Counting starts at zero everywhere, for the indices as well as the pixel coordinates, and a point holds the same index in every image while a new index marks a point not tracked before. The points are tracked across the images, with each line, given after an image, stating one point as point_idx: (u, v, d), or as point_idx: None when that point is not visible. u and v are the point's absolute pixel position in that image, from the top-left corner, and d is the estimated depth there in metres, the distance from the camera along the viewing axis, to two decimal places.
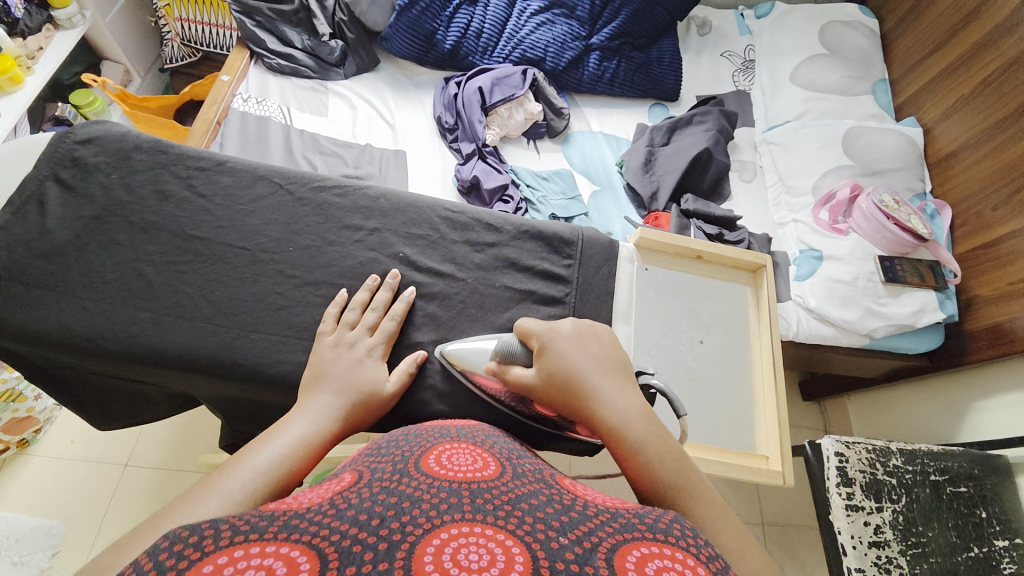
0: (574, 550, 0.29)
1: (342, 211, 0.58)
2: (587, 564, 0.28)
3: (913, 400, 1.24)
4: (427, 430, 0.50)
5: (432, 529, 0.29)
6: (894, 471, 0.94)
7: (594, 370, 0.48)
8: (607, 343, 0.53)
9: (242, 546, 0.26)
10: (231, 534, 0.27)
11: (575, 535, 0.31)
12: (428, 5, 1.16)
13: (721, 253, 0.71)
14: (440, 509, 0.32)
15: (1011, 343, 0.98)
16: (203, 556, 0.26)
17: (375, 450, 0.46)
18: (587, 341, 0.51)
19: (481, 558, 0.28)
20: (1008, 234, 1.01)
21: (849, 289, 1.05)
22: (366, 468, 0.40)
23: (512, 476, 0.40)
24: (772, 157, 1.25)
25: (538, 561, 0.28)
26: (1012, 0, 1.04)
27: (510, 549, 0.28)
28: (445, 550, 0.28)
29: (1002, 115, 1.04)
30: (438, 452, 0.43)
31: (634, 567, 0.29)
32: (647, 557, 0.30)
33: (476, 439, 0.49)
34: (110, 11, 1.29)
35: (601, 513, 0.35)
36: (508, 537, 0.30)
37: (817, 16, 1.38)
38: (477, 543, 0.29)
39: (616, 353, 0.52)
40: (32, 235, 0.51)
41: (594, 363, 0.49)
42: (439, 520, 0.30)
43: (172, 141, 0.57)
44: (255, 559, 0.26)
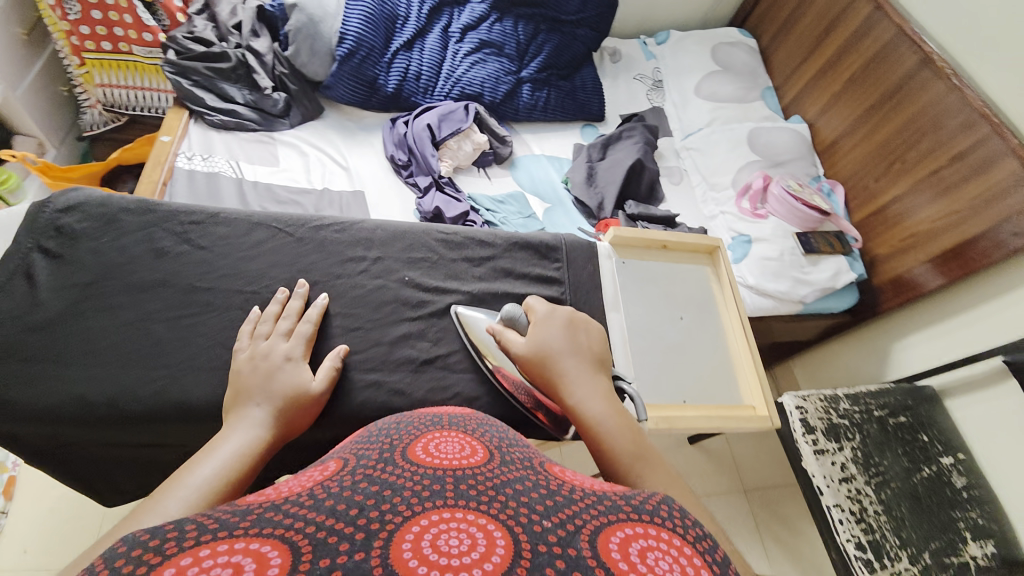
0: (557, 533, 0.29)
1: (342, 245, 0.66)
2: (570, 546, 0.28)
3: (845, 354, 1.42)
4: (419, 417, 0.53)
5: (413, 517, 0.29)
6: (845, 414, 1.07)
7: (571, 353, 0.54)
8: (594, 335, 0.58)
9: (209, 545, 0.25)
10: (196, 535, 0.26)
11: (560, 517, 0.31)
12: (368, 53, 1.22)
13: (682, 241, 0.84)
14: (422, 496, 0.32)
15: (914, 290, 1.17)
16: (164, 559, 0.24)
17: (366, 437, 0.48)
18: (575, 328, 0.57)
19: (461, 545, 0.28)
20: (891, 200, 1.22)
21: (778, 263, 1.20)
22: (353, 456, 0.40)
23: (501, 461, 0.40)
24: (693, 161, 1.42)
25: (520, 546, 0.28)
26: (862, 11, 1.28)
27: (493, 538, 0.28)
28: (424, 538, 0.28)
29: (869, 103, 1.27)
30: (428, 441, 0.43)
31: (619, 550, 0.28)
32: (632, 538, 0.30)
33: (466, 427, 0.50)
34: (22, 84, 1.22)
35: (587, 495, 0.35)
36: (492, 524, 0.30)
37: (707, 39, 1.60)
38: (458, 529, 0.29)
39: (600, 343, 0.57)
40: (21, 308, 0.55)
41: (572, 347, 0.55)
42: (420, 507, 0.30)
43: (159, 201, 0.62)
44: (223, 555, 0.24)
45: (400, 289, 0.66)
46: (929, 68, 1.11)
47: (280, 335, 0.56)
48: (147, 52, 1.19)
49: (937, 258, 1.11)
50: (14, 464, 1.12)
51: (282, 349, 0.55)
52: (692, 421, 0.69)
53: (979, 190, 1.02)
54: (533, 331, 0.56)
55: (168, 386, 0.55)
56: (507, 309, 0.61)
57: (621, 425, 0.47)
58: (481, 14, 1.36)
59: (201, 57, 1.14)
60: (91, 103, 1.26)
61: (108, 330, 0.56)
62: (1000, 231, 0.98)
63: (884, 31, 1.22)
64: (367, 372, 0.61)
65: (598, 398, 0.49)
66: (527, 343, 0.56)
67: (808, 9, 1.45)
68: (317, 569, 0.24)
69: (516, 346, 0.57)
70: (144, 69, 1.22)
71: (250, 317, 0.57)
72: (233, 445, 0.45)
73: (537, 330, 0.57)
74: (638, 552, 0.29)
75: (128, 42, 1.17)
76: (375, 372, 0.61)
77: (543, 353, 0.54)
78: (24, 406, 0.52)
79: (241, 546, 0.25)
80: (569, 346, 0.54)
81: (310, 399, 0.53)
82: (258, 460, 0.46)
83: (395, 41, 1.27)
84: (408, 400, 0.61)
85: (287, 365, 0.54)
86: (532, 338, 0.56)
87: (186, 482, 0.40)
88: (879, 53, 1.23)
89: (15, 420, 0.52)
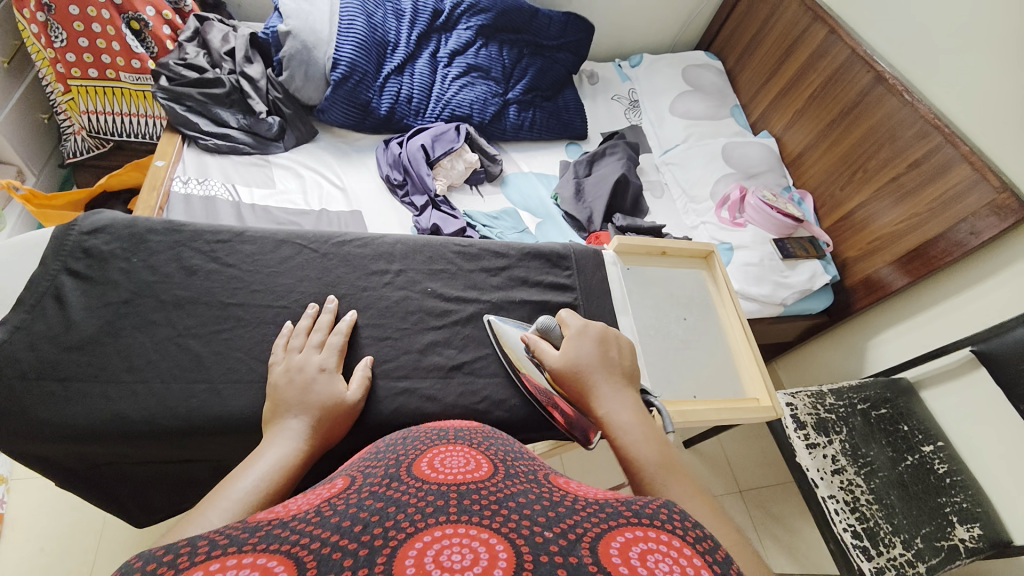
0: (558, 543, 0.28)
1: (366, 260, 0.71)
2: (571, 554, 0.27)
3: (824, 352, 1.50)
4: (424, 432, 0.51)
5: (415, 533, 0.28)
6: (831, 408, 1.14)
7: (604, 366, 0.57)
8: (625, 351, 0.61)
9: (219, 560, 0.25)
10: (208, 549, 0.26)
11: (561, 527, 0.30)
12: (361, 78, 1.26)
13: (680, 247, 0.91)
14: (425, 512, 0.31)
15: (883, 289, 1.25)
16: (180, 571, 0.24)
17: (372, 454, 0.45)
18: (609, 344, 0.60)
19: (464, 558, 0.26)
20: (856, 207, 1.31)
21: (759, 268, 1.27)
22: (360, 474, 0.39)
23: (506, 475, 0.38)
24: (673, 175, 1.48)
25: (521, 557, 0.27)
26: (818, 36, 1.40)
27: (494, 548, 0.27)
28: (427, 553, 0.27)
29: (829, 119, 1.38)
30: (433, 456, 0.41)
31: (620, 556, 0.27)
32: (631, 543, 0.29)
33: (472, 440, 0.48)
34: (4, 113, 1.20)
35: (589, 504, 0.33)
36: (493, 536, 0.28)
37: (678, 61, 1.71)
38: (460, 543, 0.28)
39: (631, 360, 0.60)
40: (56, 330, 0.57)
41: (603, 360, 0.58)
42: (423, 523, 0.29)
43: (185, 222, 0.65)
44: (232, 570, 0.24)
45: (424, 300, 0.71)
46: (882, 85, 1.23)
47: (314, 347, 0.60)
48: (135, 79, 1.18)
49: (900, 259, 1.21)
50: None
51: (316, 361, 0.58)
52: (705, 414, 0.75)
53: (936, 194, 1.12)
54: (566, 345, 0.59)
55: (207, 399, 0.58)
56: (542, 320, 0.65)
57: (650, 438, 0.49)
58: (467, 39, 1.41)
59: (193, 83, 1.14)
60: (75, 130, 1.24)
61: (143, 348, 0.59)
62: (958, 231, 1.08)
63: (839, 52, 1.34)
64: (399, 379, 0.65)
65: (628, 408, 0.53)
66: (560, 357, 0.58)
67: (770, 32, 1.57)
68: None
69: (549, 358, 0.59)
70: (132, 96, 1.21)
71: (284, 331, 0.61)
72: (273, 456, 0.47)
73: (569, 342, 0.60)
74: (638, 555, 0.28)
75: (115, 69, 1.16)
76: (406, 379, 0.65)
77: (575, 366, 0.57)
78: (69, 424, 0.54)
79: (249, 560, 0.25)
80: (600, 360, 0.58)
81: (345, 409, 0.56)
82: (296, 471, 0.48)
83: (386, 65, 1.31)
84: (440, 405, 0.65)
85: (321, 376, 0.57)
86: (565, 351, 0.59)
87: (228, 494, 0.42)
88: (836, 73, 1.35)
89: (56, 439, 0.54)
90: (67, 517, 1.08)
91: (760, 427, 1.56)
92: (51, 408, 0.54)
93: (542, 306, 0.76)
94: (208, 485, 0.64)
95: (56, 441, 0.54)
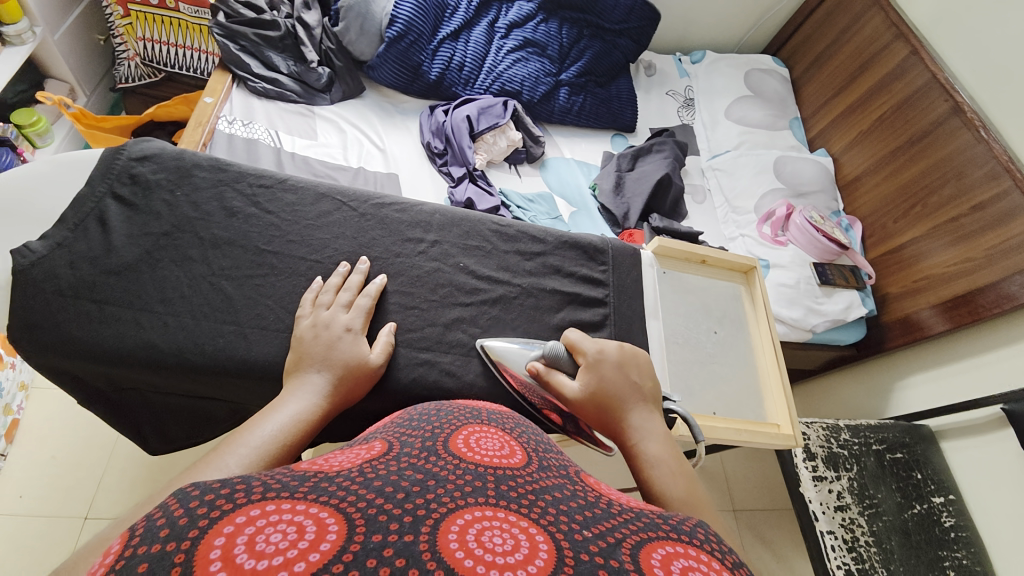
0: (598, 544, 0.28)
1: (403, 226, 0.70)
2: (613, 557, 0.27)
3: (845, 386, 1.46)
4: (458, 408, 0.50)
5: (455, 509, 0.28)
6: (845, 444, 1.10)
7: (629, 395, 0.55)
8: (645, 371, 0.60)
9: (273, 501, 0.25)
10: (262, 490, 0.26)
11: (599, 529, 0.29)
12: (416, 39, 1.23)
13: (721, 258, 0.88)
14: (465, 490, 0.30)
15: (920, 331, 1.20)
16: (233, 507, 0.25)
17: (404, 420, 0.45)
18: (630, 368, 0.58)
19: (505, 543, 0.26)
20: (907, 242, 1.25)
21: (794, 291, 1.22)
22: (397, 441, 0.38)
23: (539, 466, 0.38)
24: (718, 181, 1.42)
25: (562, 553, 0.26)
26: (901, 52, 1.31)
27: (535, 539, 0.27)
28: (469, 532, 0.27)
29: (895, 146, 1.30)
30: (468, 434, 0.41)
31: (660, 566, 0.27)
32: (672, 556, 0.28)
33: (505, 425, 0.47)
34: (62, 29, 1.21)
35: (624, 510, 0.33)
36: (534, 526, 0.28)
37: (742, 63, 1.62)
38: (501, 527, 0.28)
39: (650, 381, 0.59)
40: (96, 252, 0.57)
41: (629, 389, 0.56)
42: (463, 501, 0.29)
43: (231, 162, 0.65)
44: (285, 515, 0.25)
45: (455, 275, 0.70)
46: (959, 116, 1.15)
47: (341, 306, 0.59)
48: (193, 11, 1.18)
49: (945, 303, 1.15)
50: (18, 408, 1.10)
51: (342, 320, 0.58)
52: (721, 432, 0.73)
53: (995, 240, 1.06)
54: (583, 376, 0.57)
55: (232, 341, 0.58)
56: (550, 346, 0.60)
57: (675, 469, 0.49)
58: (529, 13, 1.37)
59: (249, 23, 1.15)
60: (130, 55, 1.26)
61: (178, 282, 0.59)
62: (1011, 283, 1.02)
63: (918, 75, 1.26)
64: (421, 350, 0.64)
65: (655, 439, 0.52)
66: (580, 390, 0.56)
67: (846, 44, 1.47)
68: (370, 544, 0.24)
69: (566, 390, 0.56)
70: (188, 28, 1.21)
71: (314, 286, 0.61)
72: (292, 410, 0.48)
73: (588, 372, 0.57)
74: (679, 569, 0.27)
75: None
76: (427, 351, 0.65)
77: (597, 395, 0.55)
78: (100, 346, 0.55)
79: (301, 508, 0.25)
80: (626, 387, 0.56)
81: (367, 370, 0.56)
82: (312, 427, 0.48)
83: (442, 29, 1.28)
84: (458, 381, 0.64)
85: (347, 336, 0.57)
86: (585, 382, 0.56)
87: (246, 440, 0.42)
88: (912, 97, 1.26)
89: (84, 358, 0.55)
90: (79, 433, 1.12)
91: (765, 451, 1.53)
92: (80, 331, 0.55)
93: (571, 299, 0.74)
94: (223, 423, 0.66)
95: (87, 360, 0.55)
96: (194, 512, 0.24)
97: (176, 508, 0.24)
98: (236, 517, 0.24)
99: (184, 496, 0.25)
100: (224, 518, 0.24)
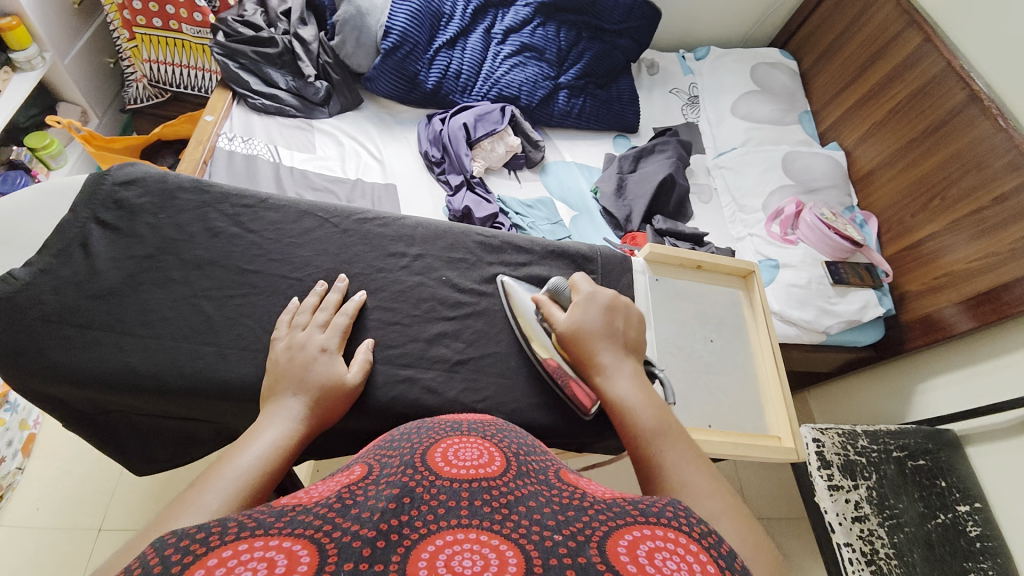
0: (566, 545, 0.27)
1: (386, 241, 0.69)
2: (580, 556, 0.27)
3: (864, 390, 1.39)
4: (439, 422, 0.49)
5: (428, 534, 0.28)
6: (863, 451, 1.04)
7: (609, 334, 0.58)
8: (632, 322, 0.61)
9: (246, 540, 0.25)
10: (237, 530, 0.26)
11: (570, 529, 0.29)
12: (412, 49, 1.23)
13: (718, 263, 0.85)
14: (438, 511, 0.30)
15: (942, 331, 1.14)
16: (204, 552, 0.24)
17: (386, 443, 0.44)
18: (617, 311, 0.61)
19: (474, 565, 0.26)
20: (926, 237, 1.19)
21: (805, 291, 1.18)
22: (375, 463, 0.37)
23: (518, 471, 0.36)
24: (725, 180, 1.39)
25: (531, 563, 0.26)
26: (915, 39, 1.25)
27: (504, 554, 0.26)
28: (439, 558, 0.26)
29: (911, 136, 1.24)
30: (446, 446, 0.40)
31: (627, 555, 0.27)
32: (639, 541, 0.28)
33: (485, 433, 0.46)
34: (72, 53, 1.25)
35: (597, 500, 0.33)
36: (503, 542, 0.27)
37: (748, 58, 1.58)
38: (471, 549, 0.27)
39: (637, 330, 0.61)
40: (80, 276, 0.59)
41: (613, 331, 0.59)
42: (436, 525, 0.28)
43: (212, 182, 0.66)
44: (258, 552, 0.24)
45: (438, 288, 0.69)
46: (977, 106, 1.09)
47: (317, 325, 0.59)
48: (196, 32, 1.20)
49: (968, 301, 1.09)
50: (35, 423, 1.13)
51: (318, 340, 0.58)
52: (722, 448, 0.71)
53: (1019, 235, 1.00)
54: (574, 309, 0.61)
55: (212, 362, 0.58)
56: (552, 282, 0.65)
57: (649, 404, 0.52)
58: (525, 17, 1.36)
59: (248, 41, 1.17)
60: (138, 78, 1.29)
61: (160, 304, 0.60)
62: None
63: (932, 63, 1.20)
64: (402, 367, 0.63)
65: (630, 377, 0.55)
66: (567, 321, 0.60)
67: (856, 34, 1.42)
68: None
69: (556, 321, 0.61)
70: (192, 49, 1.23)
71: (289, 308, 0.61)
72: (270, 436, 0.47)
73: (578, 307, 0.61)
74: (646, 553, 0.27)
75: (178, 20, 1.18)
76: (408, 368, 0.64)
77: (581, 332, 0.58)
78: (83, 369, 0.56)
79: (274, 543, 0.25)
80: (608, 329, 0.59)
81: (345, 390, 0.56)
82: (292, 451, 0.48)
83: (438, 38, 1.28)
84: (440, 398, 0.63)
85: (322, 357, 0.56)
86: (573, 316, 0.60)
87: (225, 472, 0.42)
88: (926, 86, 1.21)
89: (67, 383, 0.56)
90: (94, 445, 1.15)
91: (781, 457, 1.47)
92: (60, 357, 0.56)
93: None
94: (210, 442, 0.67)
95: (69, 383, 0.56)
96: (168, 561, 0.24)
97: (150, 560, 0.24)
98: (208, 560, 0.24)
99: (161, 543, 0.25)
100: (197, 563, 0.24)
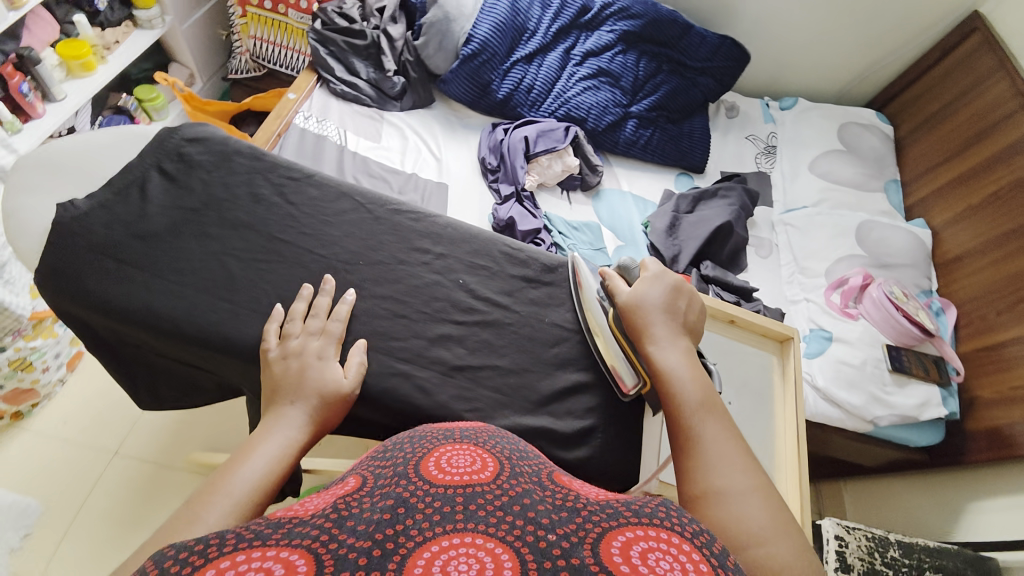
0: (559, 545, 0.28)
1: (414, 235, 0.70)
2: (573, 556, 0.27)
3: (911, 495, 1.23)
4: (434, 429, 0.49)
5: (426, 540, 0.28)
6: (891, 564, 0.97)
7: (669, 314, 0.61)
8: (693, 307, 0.64)
9: (243, 551, 0.26)
10: (235, 542, 0.27)
11: (563, 529, 0.30)
12: (489, 58, 1.27)
13: (752, 321, 0.79)
14: (433, 517, 0.30)
15: (1011, 449, 1.01)
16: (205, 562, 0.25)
17: (380, 452, 0.43)
18: (680, 295, 0.63)
19: (470, 566, 0.26)
20: (1008, 340, 1.06)
21: (857, 372, 1.08)
22: (371, 472, 0.37)
23: (511, 472, 0.37)
24: (788, 238, 1.30)
25: (525, 564, 0.27)
26: None
27: (499, 556, 0.27)
28: (436, 562, 0.27)
29: (1002, 230, 1.13)
30: (439, 453, 0.39)
31: (620, 556, 0.28)
32: (633, 540, 0.29)
33: (479, 438, 0.44)
34: (191, 21, 1.39)
35: (590, 504, 0.34)
36: (498, 544, 0.28)
37: (837, 115, 1.49)
38: (467, 551, 0.27)
39: (696, 314, 0.64)
40: (132, 217, 0.64)
41: (673, 311, 0.62)
42: (433, 531, 0.29)
43: (268, 152, 0.71)
44: (256, 562, 0.25)
45: (454, 291, 0.69)
46: None
47: (312, 333, 0.59)
48: (299, 17, 1.31)
49: None
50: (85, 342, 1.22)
51: (314, 347, 0.58)
52: None
53: None
54: (638, 283, 0.64)
55: (226, 318, 0.61)
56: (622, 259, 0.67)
57: (696, 378, 0.55)
58: (607, 43, 1.35)
59: (341, 31, 1.25)
60: (242, 51, 1.41)
61: (194, 254, 0.64)
62: None
63: None
64: (400, 360, 0.63)
65: (681, 353, 0.58)
66: (630, 293, 0.63)
67: (962, 108, 1.30)
68: None
69: (620, 292, 0.64)
70: (293, 32, 1.34)
71: (276, 316, 0.60)
72: (271, 446, 0.49)
73: (645, 283, 0.64)
74: (639, 553, 0.28)
75: (288, 6, 1.30)
76: (406, 363, 0.64)
77: (643, 308, 0.61)
78: (110, 300, 0.60)
79: (272, 552, 0.26)
80: (670, 308, 0.62)
81: (341, 396, 0.56)
82: (293, 460, 0.50)
83: (517, 51, 1.31)
84: (429, 399, 0.62)
85: (317, 363, 0.57)
86: (638, 290, 0.63)
87: (227, 490, 0.44)
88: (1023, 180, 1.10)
89: (95, 309, 0.60)
90: None
91: None
92: (95, 284, 0.60)
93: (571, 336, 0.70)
94: (211, 393, 0.70)
95: (97, 310, 0.60)
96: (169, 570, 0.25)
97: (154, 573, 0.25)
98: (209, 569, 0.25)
99: (161, 557, 0.26)
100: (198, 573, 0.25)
